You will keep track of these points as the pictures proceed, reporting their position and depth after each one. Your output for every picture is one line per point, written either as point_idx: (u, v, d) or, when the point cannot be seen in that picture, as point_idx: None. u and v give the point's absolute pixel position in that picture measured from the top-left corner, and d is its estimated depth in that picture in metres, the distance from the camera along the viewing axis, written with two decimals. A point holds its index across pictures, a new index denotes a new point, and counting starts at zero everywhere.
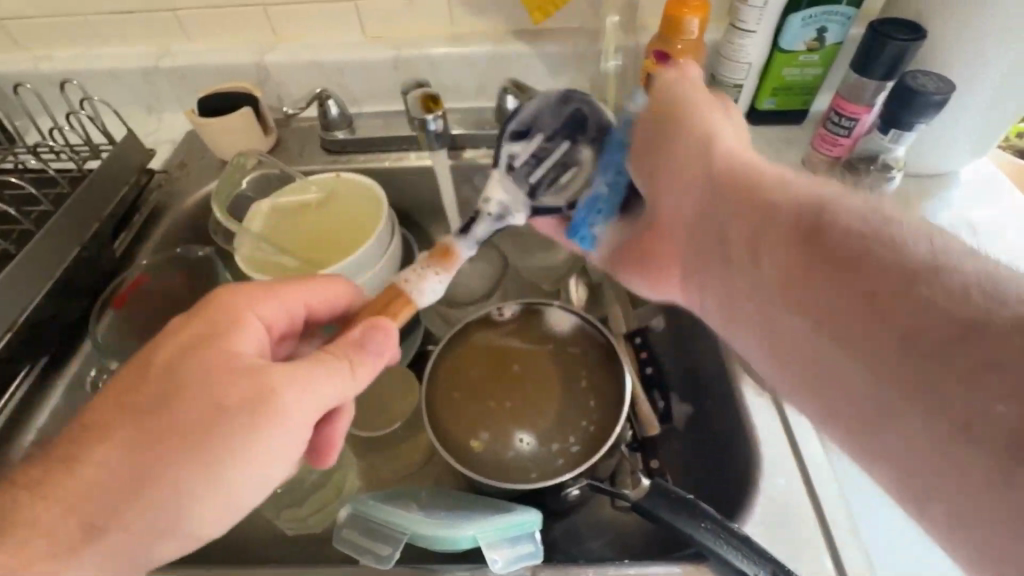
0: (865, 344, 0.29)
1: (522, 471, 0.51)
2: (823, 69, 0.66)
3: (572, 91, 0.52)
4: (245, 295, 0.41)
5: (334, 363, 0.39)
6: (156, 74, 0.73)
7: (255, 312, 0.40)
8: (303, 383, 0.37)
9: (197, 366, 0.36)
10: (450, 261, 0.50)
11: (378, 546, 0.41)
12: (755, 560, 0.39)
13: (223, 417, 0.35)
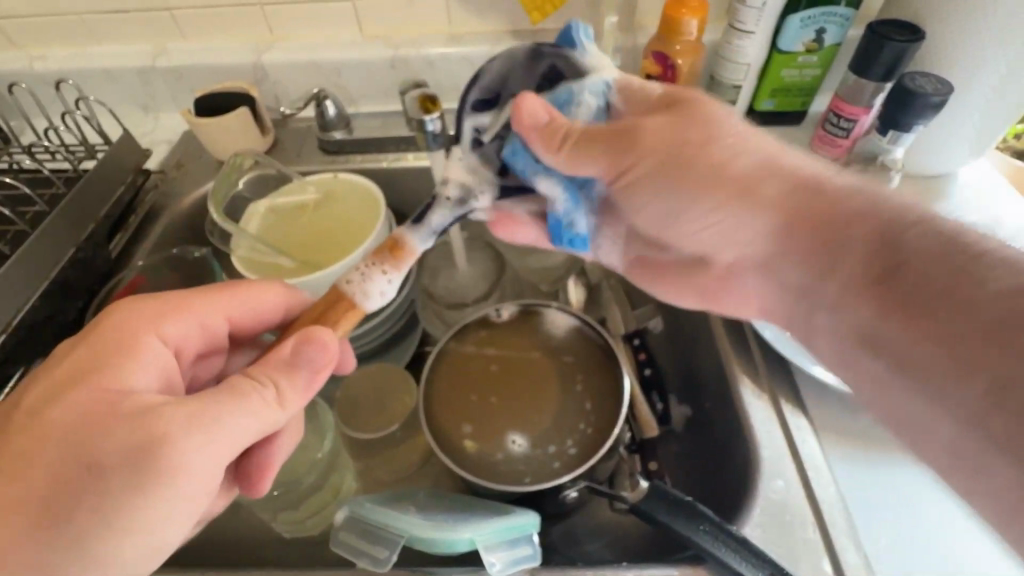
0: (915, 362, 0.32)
1: (516, 475, 0.51)
2: (821, 70, 0.66)
3: (541, 45, 0.42)
4: (141, 318, 0.37)
5: (246, 389, 0.34)
6: (152, 73, 0.73)
7: (154, 332, 0.37)
8: (207, 419, 0.33)
9: (74, 409, 0.32)
10: (401, 256, 0.42)
11: (375, 549, 0.41)
12: (753, 563, 0.39)
13: (108, 467, 0.31)
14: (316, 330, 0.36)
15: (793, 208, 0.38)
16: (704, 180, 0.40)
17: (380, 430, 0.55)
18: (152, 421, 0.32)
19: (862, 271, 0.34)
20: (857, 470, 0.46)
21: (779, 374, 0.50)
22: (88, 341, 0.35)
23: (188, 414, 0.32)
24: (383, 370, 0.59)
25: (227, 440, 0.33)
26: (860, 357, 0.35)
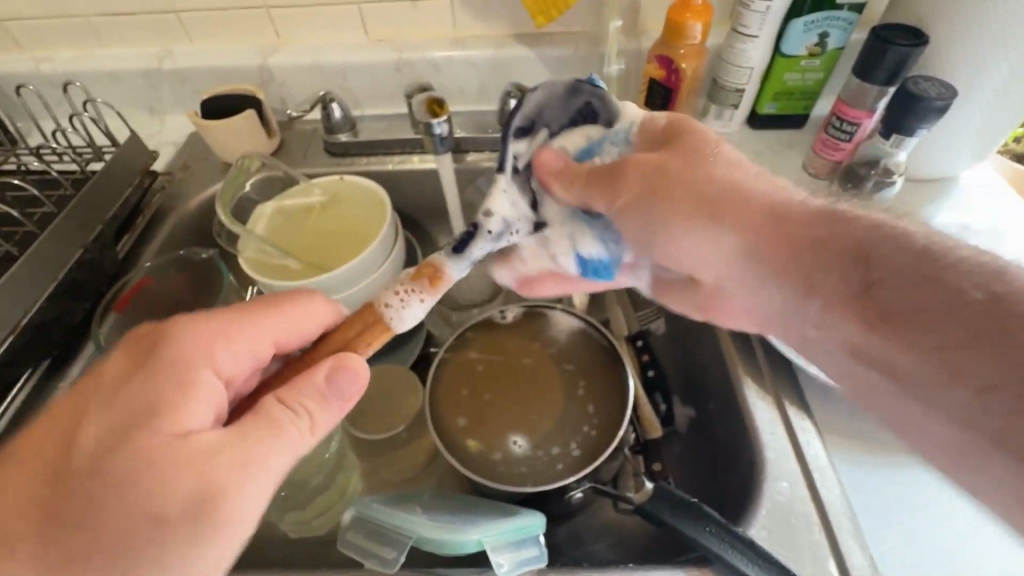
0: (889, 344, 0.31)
1: (517, 475, 0.51)
2: (824, 74, 0.66)
3: (580, 81, 0.44)
4: (183, 349, 0.36)
5: (280, 428, 0.35)
6: (158, 75, 0.73)
7: (210, 367, 0.36)
8: (246, 459, 0.34)
9: (134, 450, 0.32)
10: (439, 285, 0.41)
11: (383, 550, 0.41)
12: (759, 565, 0.39)
13: (169, 514, 0.31)
14: (347, 357, 0.38)
15: (765, 227, 0.38)
16: (686, 201, 0.40)
17: (390, 430, 0.56)
18: (204, 470, 0.32)
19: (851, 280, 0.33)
20: (861, 472, 0.46)
21: (783, 377, 0.51)
22: (131, 378, 0.35)
23: (236, 458, 0.33)
24: (390, 370, 0.59)
25: (268, 477, 0.34)
26: (863, 361, 0.33)
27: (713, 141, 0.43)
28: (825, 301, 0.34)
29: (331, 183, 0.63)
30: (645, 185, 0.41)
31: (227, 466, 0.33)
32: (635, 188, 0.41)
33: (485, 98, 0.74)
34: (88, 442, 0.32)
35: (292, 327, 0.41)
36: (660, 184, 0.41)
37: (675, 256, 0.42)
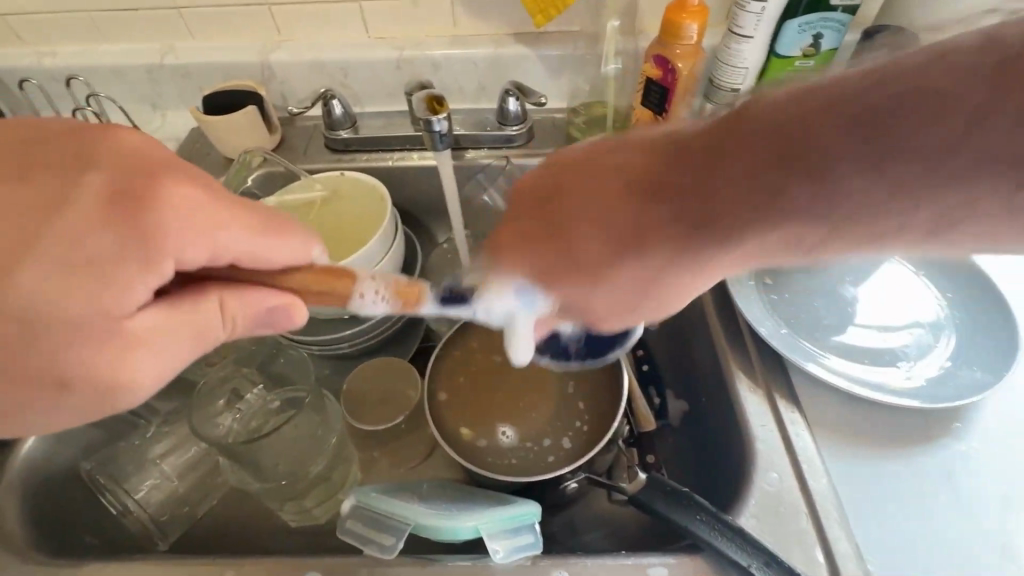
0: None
1: (507, 464, 0.53)
2: (818, 74, 0.68)
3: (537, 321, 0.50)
4: (193, 226, 0.34)
5: (210, 331, 0.37)
6: (160, 71, 0.74)
7: (175, 256, 0.34)
8: (160, 357, 0.35)
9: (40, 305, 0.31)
10: (410, 306, 0.43)
11: (382, 537, 0.42)
12: (748, 552, 0.40)
13: (74, 380, 0.33)
14: (299, 305, 0.39)
15: (664, 190, 0.36)
16: (597, 216, 0.38)
17: (388, 420, 0.55)
18: (109, 355, 0.33)
19: (861, 161, 0.29)
20: (849, 464, 0.47)
21: (774, 371, 0.52)
22: (64, 209, 0.32)
23: (139, 348, 0.34)
24: (383, 361, 0.60)
25: (169, 372, 0.36)
26: (923, 224, 0.31)
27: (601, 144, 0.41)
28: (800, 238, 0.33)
29: (332, 178, 0.64)
30: (582, 228, 0.39)
31: (142, 354, 0.34)
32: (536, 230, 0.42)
33: (485, 96, 0.75)
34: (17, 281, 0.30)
35: (263, 248, 0.37)
36: (557, 217, 0.41)
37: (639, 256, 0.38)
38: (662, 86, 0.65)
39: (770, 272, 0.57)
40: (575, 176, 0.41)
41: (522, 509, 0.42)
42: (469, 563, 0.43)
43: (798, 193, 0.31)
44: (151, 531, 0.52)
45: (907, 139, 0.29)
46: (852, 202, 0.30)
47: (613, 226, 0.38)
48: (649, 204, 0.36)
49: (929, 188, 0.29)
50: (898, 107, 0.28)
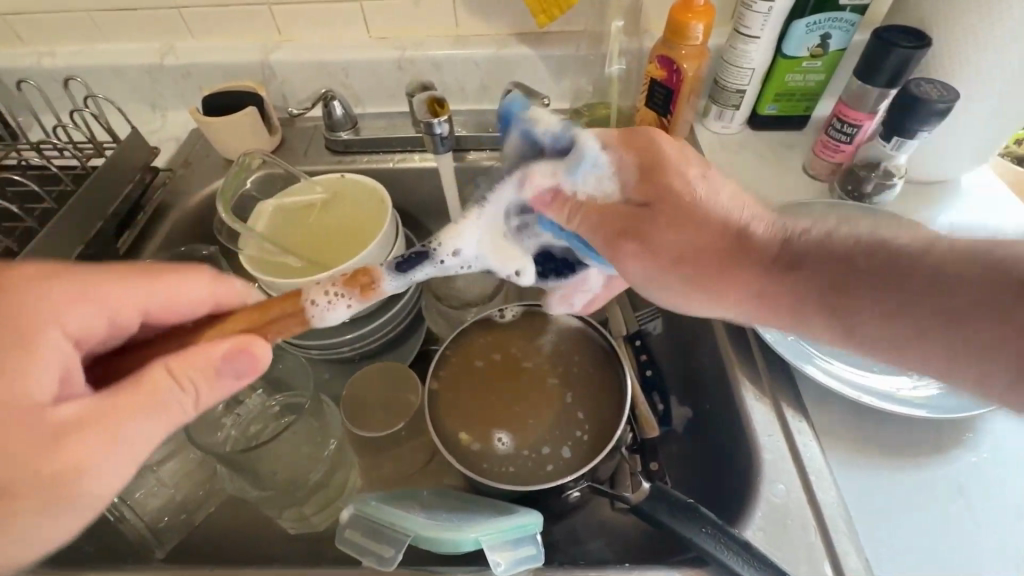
0: (931, 333, 0.33)
1: (503, 471, 0.52)
2: (826, 75, 0.66)
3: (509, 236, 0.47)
4: (72, 299, 0.36)
5: (164, 394, 0.34)
6: (159, 71, 0.73)
7: (60, 330, 0.35)
8: (118, 432, 0.33)
9: None
10: (371, 293, 0.42)
11: (381, 547, 0.41)
12: (755, 566, 0.39)
13: (26, 481, 0.31)
14: (249, 338, 0.37)
15: (705, 250, 0.39)
16: (660, 229, 0.39)
17: (387, 428, 0.55)
18: (59, 442, 0.31)
19: (959, 299, 0.32)
20: (859, 475, 0.46)
21: (781, 378, 0.51)
22: None
23: (95, 427, 0.32)
24: (385, 367, 0.59)
25: (140, 448, 0.34)
26: (831, 334, 0.37)
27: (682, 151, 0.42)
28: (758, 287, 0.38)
29: (331, 180, 0.63)
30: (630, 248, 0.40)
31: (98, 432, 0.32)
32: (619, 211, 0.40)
33: (487, 97, 0.75)
34: None
35: (169, 298, 0.39)
36: (636, 216, 0.40)
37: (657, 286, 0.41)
38: (667, 87, 0.64)
39: None
40: (676, 178, 0.40)
41: (523, 520, 0.41)
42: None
43: (821, 283, 0.36)
44: (148, 538, 0.51)
45: (941, 287, 0.33)
46: (863, 323, 0.35)
47: (646, 252, 0.40)
48: (718, 257, 0.39)
49: (979, 357, 0.32)
50: (895, 267, 0.34)
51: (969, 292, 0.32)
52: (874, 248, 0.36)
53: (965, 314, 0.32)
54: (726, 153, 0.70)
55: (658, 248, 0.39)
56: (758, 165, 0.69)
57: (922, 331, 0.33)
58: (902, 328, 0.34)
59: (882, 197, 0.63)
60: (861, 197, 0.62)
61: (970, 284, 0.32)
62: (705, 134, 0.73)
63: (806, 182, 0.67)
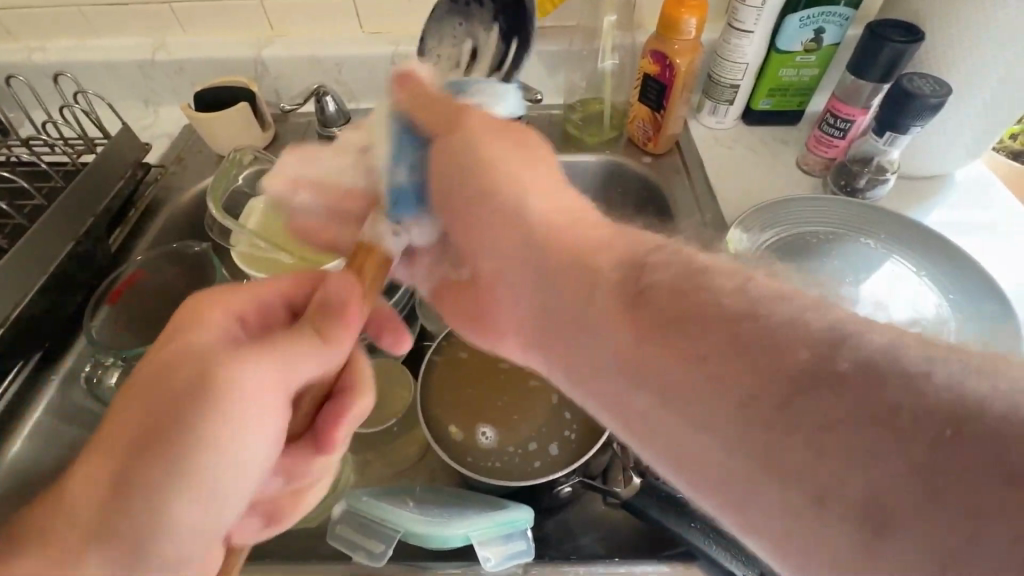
0: (741, 442, 0.24)
1: (490, 465, 0.52)
2: (820, 70, 0.66)
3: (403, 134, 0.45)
4: (231, 293, 0.45)
5: (296, 338, 0.40)
6: (151, 67, 0.73)
7: (220, 309, 0.43)
8: (271, 354, 0.38)
9: (164, 357, 0.39)
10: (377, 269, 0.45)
11: (372, 543, 0.42)
12: (742, 560, 0.40)
13: (198, 395, 0.36)
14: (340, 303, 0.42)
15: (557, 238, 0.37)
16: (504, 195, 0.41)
17: (381, 424, 0.56)
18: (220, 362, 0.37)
19: (794, 360, 0.23)
20: None
21: None
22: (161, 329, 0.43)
23: (255, 348, 0.39)
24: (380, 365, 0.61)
25: (288, 374, 0.39)
26: (612, 386, 0.31)
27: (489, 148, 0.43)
28: (604, 303, 0.32)
29: None
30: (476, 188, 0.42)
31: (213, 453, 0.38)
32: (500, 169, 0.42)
33: None
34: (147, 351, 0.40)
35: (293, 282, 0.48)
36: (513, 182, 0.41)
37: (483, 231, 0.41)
38: (660, 82, 0.64)
39: (780, 254, 0.57)
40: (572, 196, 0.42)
41: (514, 516, 0.41)
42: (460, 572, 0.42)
43: (668, 282, 0.30)
44: None
45: (780, 354, 0.24)
46: (655, 371, 0.28)
47: (481, 216, 0.41)
48: (568, 292, 0.34)
49: (769, 438, 0.24)
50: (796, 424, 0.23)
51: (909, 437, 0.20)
52: (801, 329, 0.24)
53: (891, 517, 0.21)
54: (721, 148, 0.70)
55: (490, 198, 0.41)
56: (752, 160, 0.69)
57: (739, 411, 0.24)
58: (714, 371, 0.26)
59: (875, 191, 0.63)
60: (854, 192, 0.63)
61: (827, 362, 0.23)
62: (698, 129, 0.73)
63: (799, 176, 0.67)
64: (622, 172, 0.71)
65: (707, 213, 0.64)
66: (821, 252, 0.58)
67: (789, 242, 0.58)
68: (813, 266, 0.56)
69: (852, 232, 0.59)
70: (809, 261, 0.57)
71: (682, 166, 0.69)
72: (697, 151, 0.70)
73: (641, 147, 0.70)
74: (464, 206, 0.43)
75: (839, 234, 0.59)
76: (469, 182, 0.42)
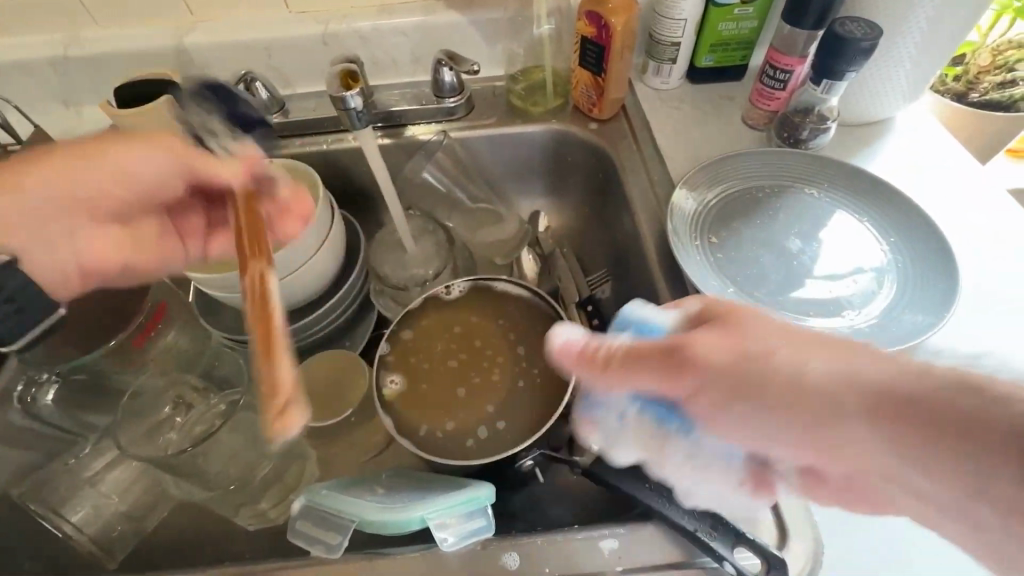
0: None
1: (418, 431, 0.52)
2: (759, 22, 0.66)
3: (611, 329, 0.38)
4: (140, 156, 0.45)
5: (101, 197, 0.46)
6: (65, 63, 0.71)
7: (140, 165, 0.45)
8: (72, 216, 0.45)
9: (96, 172, 0.44)
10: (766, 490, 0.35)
11: (329, 536, 0.41)
12: (695, 517, 0.39)
13: (78, 247, 0.47)
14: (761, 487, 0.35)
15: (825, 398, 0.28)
16: (795, 412, 0.29)
17: (335, 415, 0.55)
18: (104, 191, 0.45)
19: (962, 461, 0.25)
20: None
21: None
22: (136, 158, 0.45)
23: (112, 165, 0.45)
24: (336, 356, 0.59)
25: (125, 184, 0.46)
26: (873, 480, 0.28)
27: (727, 346, 0.31)
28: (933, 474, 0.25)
29: None
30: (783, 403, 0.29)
31: (151, 226, 0.51)
32: (716, 388, 0.31)
33: (420, 66, 0.75)
34: (142, 193, 0.48)
35: (150, 240, 0.51)
36: (701, 374, 0.31)
37: (831, 451, 0.29)
38: (597, 43, 0.63)
39: (863, 146, 0.65)
40: (745, 343, 0.31)
41: (470, 493, 0.41)
42: (417, 554, 0.41)
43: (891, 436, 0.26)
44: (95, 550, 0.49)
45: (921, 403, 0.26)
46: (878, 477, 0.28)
47: (746, 384, 0.30)
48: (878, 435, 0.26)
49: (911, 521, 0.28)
50: None
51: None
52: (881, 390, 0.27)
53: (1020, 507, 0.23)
54: (668, 108, 0.70)
55: (797, 420, 0.29)
56: (699, 118, 0.69)
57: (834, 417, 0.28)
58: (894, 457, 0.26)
59: (817, 140, 0.63)
60: (798, 142, 0.63)
61: None
62: (645, 91, 0.72)
63: (746, 132, 0.67)
64: (568, 140, 0.71)
65: (654, 175, 0.64)
66: (875, 140, 0.66)
67: (732, 202, 0.58)
68: (870, 149, 0.65)
69: (789, 184, 0.60)
70: (870, 150, 0.65)
71: (629, 130, 0.69)
72: (644, 113, 0.70)
73: (586, 113, 0.70)
74: (769, 430, 0.31)
75: (783, 187, 0.59)
76: (720, 413, 0.32)
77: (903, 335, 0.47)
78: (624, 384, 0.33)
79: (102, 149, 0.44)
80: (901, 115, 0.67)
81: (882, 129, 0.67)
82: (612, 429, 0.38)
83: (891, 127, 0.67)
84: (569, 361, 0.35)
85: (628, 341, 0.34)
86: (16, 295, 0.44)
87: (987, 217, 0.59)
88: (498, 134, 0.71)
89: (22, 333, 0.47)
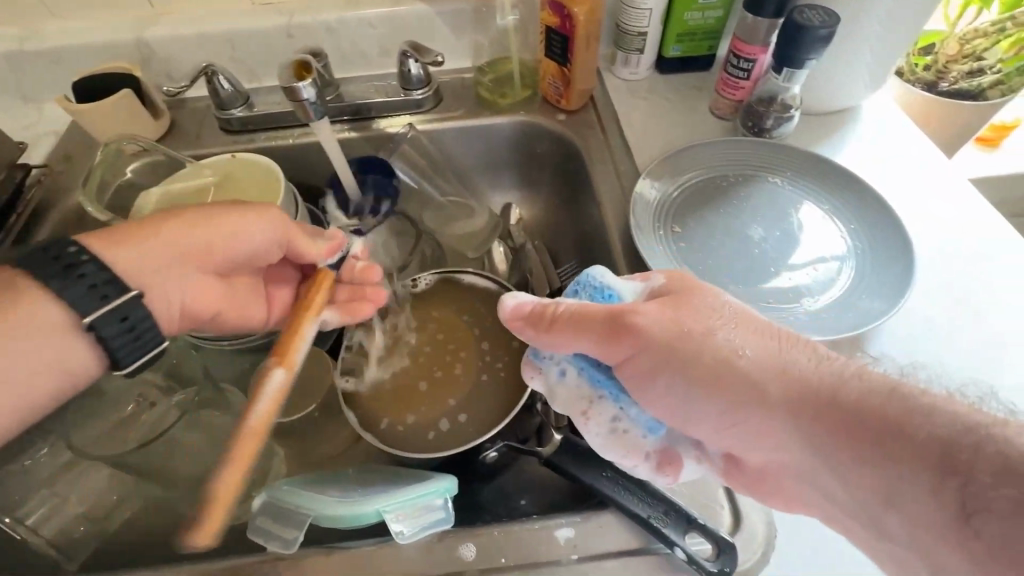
0: None
1: (382, 425, 0.52)
2: (724, 11, 0.65)
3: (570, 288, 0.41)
4: (254, 222, 0.47)
5: (211, 253, 0.47)
6: (22, 57, 0.70)
7: (254, 228, 0.47)
8: (179, 272, 0.45)
9: (206, 232, 0.46)
10: (675, 469, 0.40)
11: (285, 531, 0.40)
12: (649, 503, 0.40)
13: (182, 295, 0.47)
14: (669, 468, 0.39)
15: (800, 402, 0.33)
16: (718, 396, 0.35)
17: (303, 410, 0.55)
18: (206, 246, 0.46)
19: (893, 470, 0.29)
20: None
21: None
22: (254, 224, 0.47)
23: (232, 232, 0.47)
24: (303, 351, 0.58)
25: (235, 244, 0.47)
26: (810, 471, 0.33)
27: (691, 330, 0.36)
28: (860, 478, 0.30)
29: (223, 162, 0.61)
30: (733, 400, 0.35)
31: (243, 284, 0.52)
32: (642, 369, 0.36)
33: (388, 59, 0.74)
34: (249, 252, 0.49)
35: (235, 291, 0.52)
36: (662, 359, 0.36)
37: (761, 439, 0.35)
38: (561, 33, 0.62)
39: (827, 136, 0.66)
40: (687, 320, 0.36)
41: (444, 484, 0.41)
42: (374, 548, 0.41)
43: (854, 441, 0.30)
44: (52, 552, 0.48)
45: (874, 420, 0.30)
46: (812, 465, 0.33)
47: (690, 371, 0.35)
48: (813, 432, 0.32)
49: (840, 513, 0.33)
50: None
51: (910, 467, 0.28)
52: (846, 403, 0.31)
53: (896, 495, 0.29)
54: (636, 98, 0.70)
55: (715, 403, 0.35)
56: (666, 108, 0.69)
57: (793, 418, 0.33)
58: (806, 430, 0.32)
59: (781, 129, 0.63)
60: (762, 131, 0.63)
61: None
62: (614, 82, 0.72)
63: (713, 122, 0.67)
64: (537, 132, 0.71)
65: (620, 167, 0.64)
66: (840, 130, 0.67)
67: (696, 192, 0.58)
68: (834, 137, 0.66)
69: (754, 173, 0.60)
70: (834, 138, 0.66)
71: (597, 121, 0.69)
72: (612, 104, 0.69)
73: (555, 104, 0.70)
74: (709, 416, 0.36)
75: (747, 177, 0.60)
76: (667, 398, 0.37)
77: (857, 321, 0.47)
78: (563, 345, 0.38)
79: (209, 214, 0.46)
80: (864, 105, 0.68)
81: (846, 119, 0.67)
82: (553, 380, 0.40)
83: (856, 116, 0.68)
84: (519, 322, 0.39)
85: (574, 305, 0.38)
86: (129, 309, 0.40)
87: (946, 205, 0.59)
88: (467, 126, 0.70)
89: (132, 361, 0.42)
